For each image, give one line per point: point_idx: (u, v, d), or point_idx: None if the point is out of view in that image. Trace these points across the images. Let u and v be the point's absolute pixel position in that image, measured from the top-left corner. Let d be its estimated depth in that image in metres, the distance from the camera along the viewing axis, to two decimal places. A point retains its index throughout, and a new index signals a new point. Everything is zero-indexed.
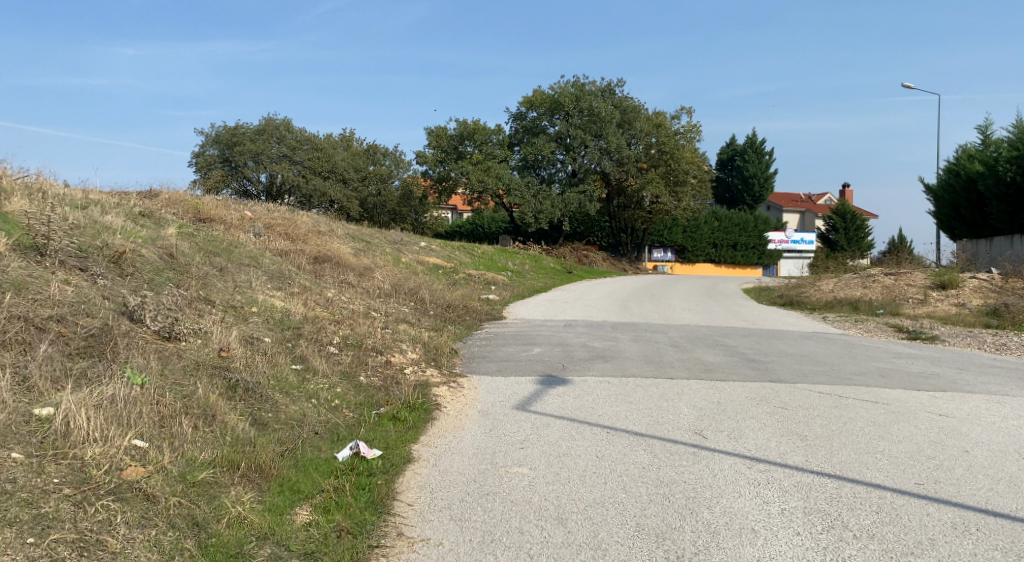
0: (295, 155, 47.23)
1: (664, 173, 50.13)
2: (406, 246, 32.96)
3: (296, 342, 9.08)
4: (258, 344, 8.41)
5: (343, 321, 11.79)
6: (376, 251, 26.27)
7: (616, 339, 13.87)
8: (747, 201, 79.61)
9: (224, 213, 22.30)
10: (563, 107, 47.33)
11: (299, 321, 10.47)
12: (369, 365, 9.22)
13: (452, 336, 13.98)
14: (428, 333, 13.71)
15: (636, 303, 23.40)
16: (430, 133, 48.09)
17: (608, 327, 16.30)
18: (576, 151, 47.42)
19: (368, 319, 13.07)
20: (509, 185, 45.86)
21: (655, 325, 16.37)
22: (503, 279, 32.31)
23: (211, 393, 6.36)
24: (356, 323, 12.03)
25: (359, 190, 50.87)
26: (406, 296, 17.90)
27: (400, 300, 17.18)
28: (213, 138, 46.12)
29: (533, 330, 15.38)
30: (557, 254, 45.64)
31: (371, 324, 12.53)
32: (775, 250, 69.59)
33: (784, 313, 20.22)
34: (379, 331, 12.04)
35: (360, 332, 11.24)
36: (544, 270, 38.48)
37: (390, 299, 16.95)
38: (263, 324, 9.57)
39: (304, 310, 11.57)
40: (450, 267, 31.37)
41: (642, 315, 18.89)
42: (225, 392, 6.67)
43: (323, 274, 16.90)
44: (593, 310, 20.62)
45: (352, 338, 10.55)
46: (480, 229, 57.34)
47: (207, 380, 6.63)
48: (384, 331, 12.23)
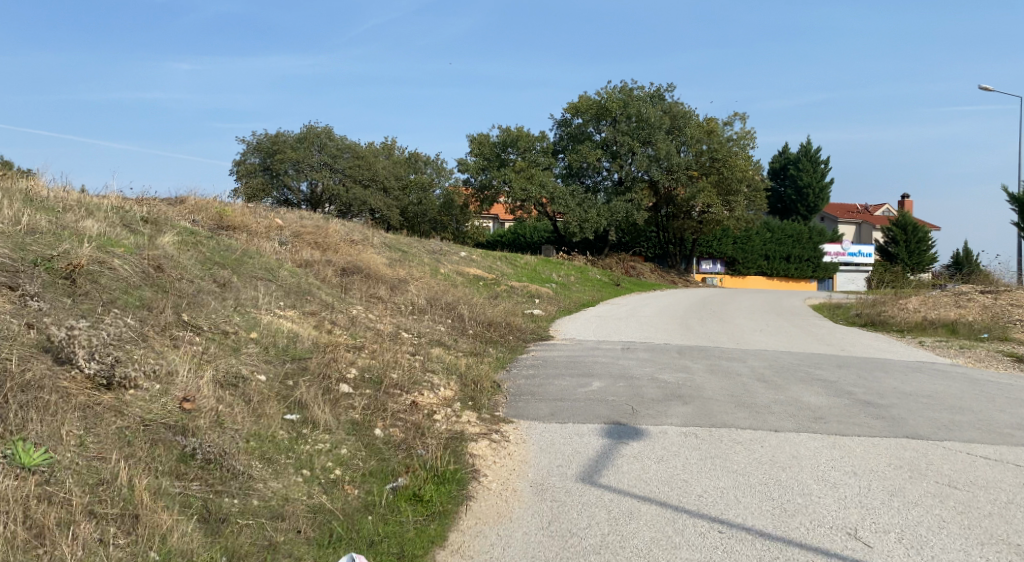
0: (337, 164, 45.66)
1: (716, 181, 47.72)
2: (445, 256, 31.08)
3: (299, 382, 7.06)
4: (242, 386, 6.36)
5: (364, 348, 9.79)
6: (413, 262, 24.38)
7: (688, 368, 11.74)
8: (801, 211, 76.84)
9: (250, 219, 20.57)
10: (610, 112, 45.19)
11: (306, 349, 8.43)
12: (389, 412, 7.17)
13: (494, 362, 11.94)
14: (465, 359, 11.69)
15: (697, 321, 21.19)
16: (471, 140, 46.30)
17: (674, 353, 14.17)
18: (624, 159, 45.15)
19: (397, 344, 11.04)
20: (552, 193, 43.78)
21: (730, 352, 14.19)
22: (549, 292, 30.28)
23: (136, 480, 4.74)
24: (381, 349, 10.03)
25: (400, 199, 49.16)
26: (442, 313, 15.93)
27: (436, 318, 15.18)
28: (254, 146, 44.65)
29: (589, 356, 13.31)
30: (603, 265, 43.43)
31: (398, 349, 10.51)
32: (831, 263, 66.66)
33: (869, 337, 17.92)
34: (406, 358, 10.05)
35: (383, 362, 9.21)
36: (590, 283, 36.36)
37: (424, 316, 14.97)
38: (259, 355, 7.54)
39: (316, 333, 9.56)
40: (493, 279, 29.41)
41: (709, 337, 16.70)
42: (167, 472, 4.92)
43: (350, 287, 14.98)
44: (651, 330, 18.50)
45: (371, 372, 8.55)
46: (522, 239, 55.48)
47: (137, 444, 5.01)
48: (413, 359, 10.19)
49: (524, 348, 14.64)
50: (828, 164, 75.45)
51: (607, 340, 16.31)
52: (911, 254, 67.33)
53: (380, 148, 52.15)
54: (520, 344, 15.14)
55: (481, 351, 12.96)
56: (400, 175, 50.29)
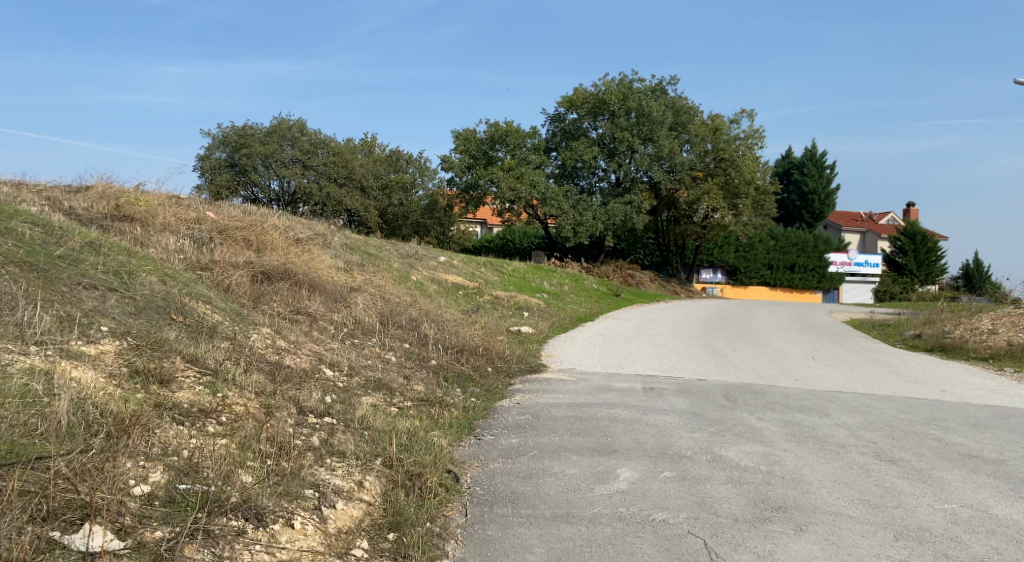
0: (312, 161, 41.23)
1: (722, 183, 43.57)
2: (421, 261, 26.75)
3: None
4: None
5: (216, 418, 5.56)
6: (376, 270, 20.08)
7: (762, 437, 7.57)
8: (805, 218, 72.99)
9: (169, 205, 16.19)
10: (608, 106, 40.92)
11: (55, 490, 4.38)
12: None
13: (458, 422, 7.69)
14: (408, 419, 7.44)
15: (726, 344, 17.08)
16: (457, 135, 41.95)
17: (719, 399, 10.00)
18: (622, 157, 40.91)
19: (297, 397, 6.73)
20: (544, 194, 39.48)
21: (800, 404, 9.98)
22: (540, 304, 26.19)
23: None
24: (251, 415, 5.76)
25: (380, 200, 44.66)
26: (397, 335, 11.66)
27: (387, 341, 10.98)
28: (219, 139, 40.04)
29: (605, 404, 9.09)
30: (600, 273, 39.32)
31: (289, 410, 6.27)
32: (838, 273, 62.64)
33: (957, 374, 13.85)
34: (299, 431, 5.81)
35: (235, 458, 5.06)
36: (586, 292, 32.25)
37: (366, 339, 10.68)
38: None
39: (123, 400, 5.28)
40: (474, 288, 25.32)
41: (756, 374, 12.61)
42: None
43: (265, 295, 10.66)
44: (670, 357, 14.45)
45: (189, 501, 4.60)
46: (511, 244, 51.38)
47: None
48: (309, 430, 5.93)
49: (505, 387, 10.39)
50: (833, 169, 71.68)
51: (619, 374, 12.14)
52: (920, 264, 65.26)
53: (359, 145, 47.71)
54: (502, 380, 10.90)
55: (442, 397, 8.72)
56: (380, 174, 45.81)
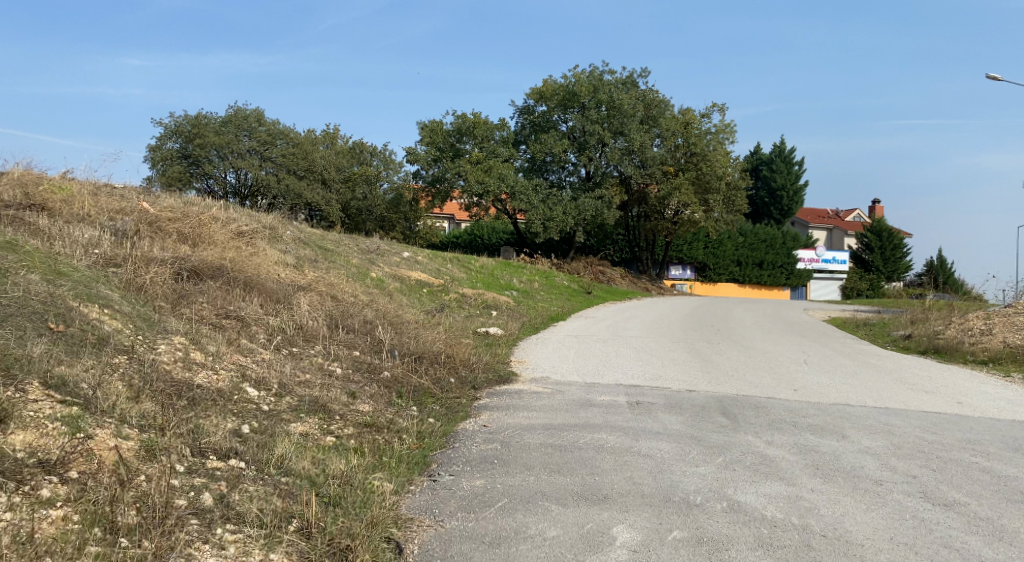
0: (269, 152, 39.71)
1: (693, 179, 42.39)
2: (382, 257, 25.21)
3: None
4: None
5: (54, 481, 4.48)
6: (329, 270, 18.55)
7: (786, 474, 6.18)
8: (774, 215, 72.30)
9: (96, 192, 14.55)
10: (578, 98, 39.48)
11: None
12: None
13: (411, 455, 6.23)
14: (345, 454, 5.97)
15: (709, 347, 15.85)
16: (422, 127, 40.29)
17: (716, 417, 8.66)
18: (593, 150, 39.51)
19: (187, 414, 5.67)
20: (513, 187, 37.95)
21: (809, 422, 8.64)
22: (509, 302, 24.81)
23: None
24: (108, 476, 4.64)
25: (342, 193, 42.91)
26: (345, 341, 10.16)
27: (332, 349, 9.48)
28: (171, 128, 38.14)
29: (587, 426, 7.68)
30: (570, 270, 38.00)
31: (175, 459, 4.99)
32: (806, 268, 61.79)
33: (964, 383, 12.69)
34: (172, 490, 4.68)
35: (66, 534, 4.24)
36: (557, 290, 30.92)
37: (308, 346, 9.18)
38: None
39: None
40: (439, 286, 23.94)
41: (750, 383, 11.36)
42: None
43: (189, 293, 9.08)
44: (651, 362, 13.20)
45: None
46: (478, 240, 49.89)
47: None
48: (195, 489, 4.80)
49: (470, 402, 8.97)
50: (802, 165, 70.98)
51: (598, 384, 10.81)
52: (887, 262, 65.23)
53: (320, 136, 45.87)
54: (467, 393, 9.46)
55: (392, 419, 7.27)
56: (342, 166, 44.03)
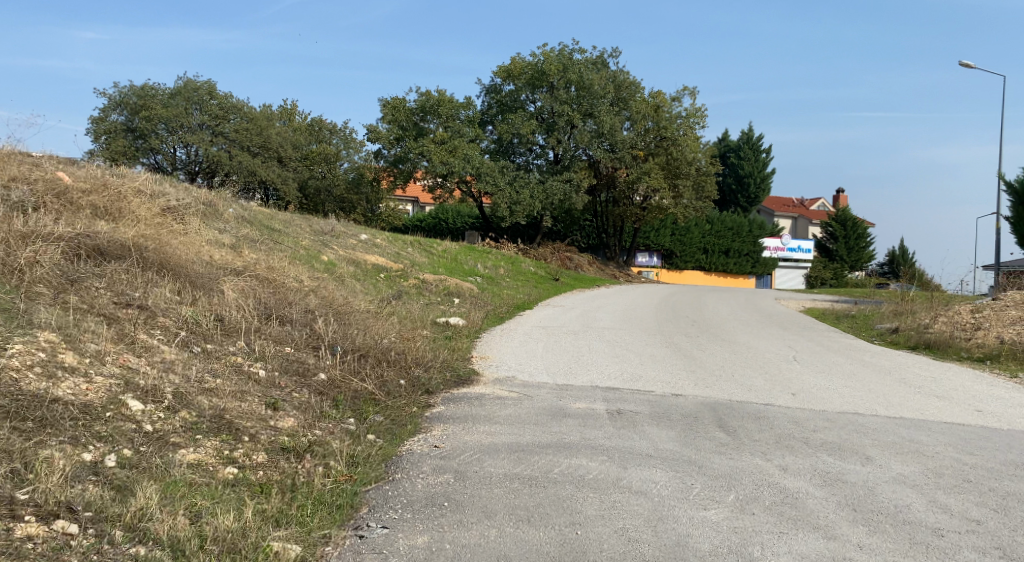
0: (222, 128, 37.61)
1: (662, 163, 41.15)
2: (336, 240, 23.60)
3: None
4: None
5: None
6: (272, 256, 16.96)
7: (826, 525, 4.82)
8: (740, 202, 71.37)
9: (6, 159, 12.84)
10: (547, 77, 37.83)
11: None
12: None
13: (331, 509, 4.96)
14: (232, 508, 4.82)
15: (689, 342, 14.59)
16: (384, 104, 38.41)
17: (713, 433, 7.32)
18: (561, 132, 38.01)
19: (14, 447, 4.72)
20: (479, 169, 36.19)
21: (822, 439, 7.31)
22: (472, 288, 23.38)
23: None
24: None
25: (298, 172, 40.92)
26: (276, 335, 8.65)
27: (257, 345, 7.98)
28: (116, 100, 36.14)
29: (563, 446, 6.29)
30: (537, 256, 36.54)
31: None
32: (771, 257, 60.76)
33: (972, 385, 11.49)
34: None
35: None
36: (523, 276, 29.53)
37: (227, 343, 7.66)
38: None
39: None
40: (397, 272, 22.44)
41: (740, 385, 10.09)
42: None
43: (81, 276, 7.50)
44: (628, 359, 11.97)
45: None
46: (442, 224, 48.28)
47: None
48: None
49: (420, 414, 7.55)
50: (769, 153, 70.11)
51: (570, 388, 9.49)
52: (850, 251, 65.07)
53: (276, 112, 43.96)
54: (417, 402, 8.05)
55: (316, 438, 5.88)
56: (299, 144, 42.03)
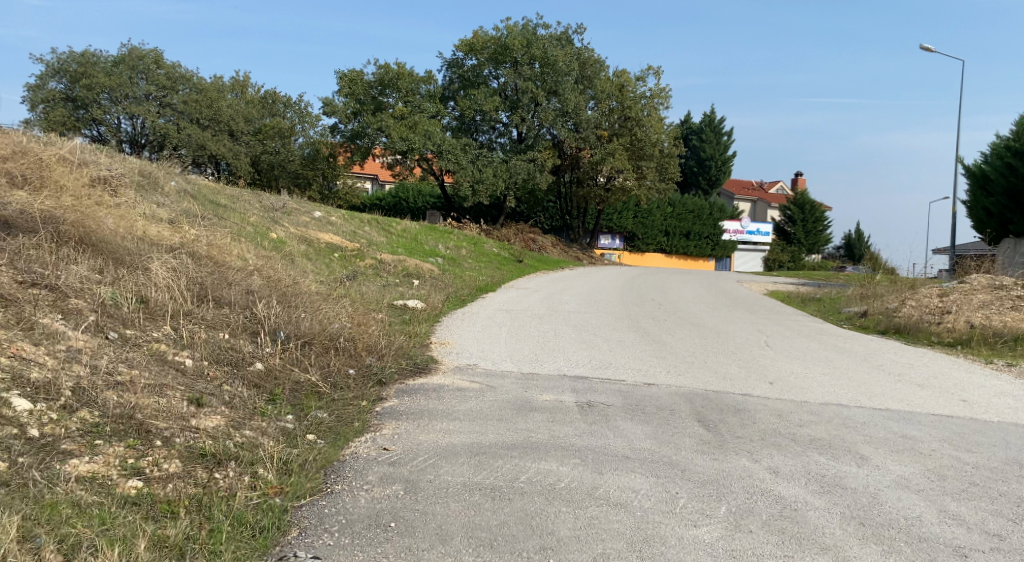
0: (169, 99, 38.34)
1: (627, 144, 40.60)
2: (289, 218, 22.69)
3: None
4: None
5: None
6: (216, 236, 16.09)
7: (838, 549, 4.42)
8: (702, 185, 71.14)
9: None
10: (510, 52, 36.96)
11: None
12: None
13: (254, 533, 4.60)
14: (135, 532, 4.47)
15: (657, 326, 14.06)
16: (341, 77, 37.22)
17: (692, 427, 6.67)
18: (525, 110, 37.21)
19: None
20: (440, 145, 35.25)
21: (811, 437, 6.67)
22: (432, 269, 22.65)
23: None
24: None
25: (251, 146, 39.91)
26: (209, 323, 7.84)
27: (187, 331, 7.28)
28: (55, 67, 36.72)
29: (533, 447, 5.67)
30: (500, 237, 35.77)
31: None
32: (728, 240, 60.18)
33: (953, 371, 10.98)
34: None
35: None
36: (485, 257, 28.83)
37: (151, 327, 6.92)
38: None
39: None
40: (354, 251, 21.64)
41: (716, 373, 9.49)
42: None
43: None
44: (596, 346, 11.39)
45: None
46: (402, 203, 47.34)
47: None
48: None
49: (370, 411, 6.83)
50: (732, 136, 69.87)
51: (534, 380, 8.80)
52: (808, 234, 65.38)
53: (229, 84, 42.74)
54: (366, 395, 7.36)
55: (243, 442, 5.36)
56: (252, 118, 40.96)
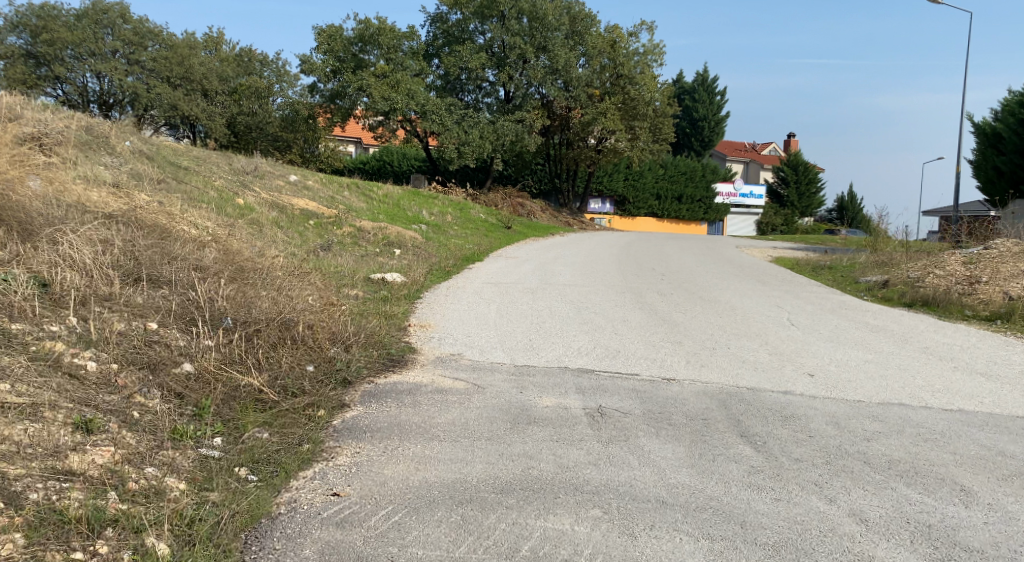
0: (138, 56, 36.60)
1: (619, 104, 38.90)
2: (260, 183, 21.10)
3: None
4: None
5: None
6: (172, 207, 14.54)
7: None
8: (694, 146, 69.39)
9: None
10: (497, 6, 35.04)
11: None
12: None
13: None
14: None
15: (663, 302, 12.74)
16: (320, 33, 35.22)
17: (735, 448, 5.25)
18: (513, 68, 35.41)
19: None
20: (424, 106, 33.69)
21: (899, 452, 5.22)
22: (414, 237, 21.15)
23: None
24: None
25: (226, 106, 38.34)
26: (137, 338, 6.53)
27: (101, 349, 6.10)
28: (14, 21, 34.84)
29: (540, 489, 4.72)
30: (486, 202, 34.22)
31: None
32: (721, 203, 58.48)
33: (1003, 347, 9.59)
34: None
35: None
36: (471, 223, 27.26)
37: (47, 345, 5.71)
38: None
39: None
40: (330, 218, 20.10)
41: (745, 364, 8.07)
42: None
43: None
44: (600, 329, 10.07)
45: None
46: (386, 166, 45.57)
47: None
48: None
49: (318, 442, 5.29)
50: (724, 95, 68.02)
51: (528, 379, 7.28)
52: (801, 197, 63.97)
53: (202, 42, 40.70)
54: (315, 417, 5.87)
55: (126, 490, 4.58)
56: (227, 76, 39.23)
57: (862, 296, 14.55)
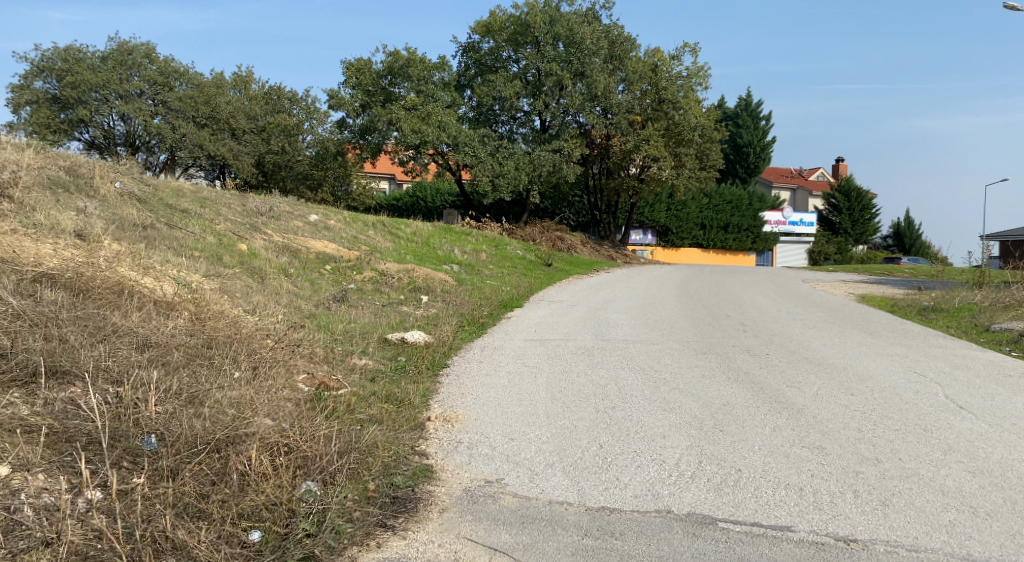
0: (164, 96, 34.64)
1: (663, 129, 36.12)
2: (273, 224, 18.51)
3: None
4: None
5: None
6: (150, 256, 11.97)
7: None
8: (739, 173, 66.20)
9: None
10: (532, 31, 32.43)
11: None
12: None
13: None
14: None
15: (759, 367, 9.83)
16: (346, 66, 32.92)
17: None
18: (550, 96, 32.63)
19: None
20: (456, 138, 30.92)
21: None
22: (444, 279, 18.43)
23: None
24: None
25: (254, 144, 36.08)
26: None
27: None
28: (39, 65, 33.20)
29: None
30: (524, 237, 31.50)
31: None
32: (771, 232, 55.17)
33: None
34: None
35: None
36: (508, 261, 24.49)
37: None
38: None
39: None
40: (349, 261, 17.45)
41: (949, 498, 5.16)
42: None
43: None
44: (698, 421, 7.14)
45: None
46: (419, 203, 43.05)
47: None
48: None
49: None
50: (769, 119, 64.97)
51: (615, 552, 4.61)
52: (854, 223, 60.54)
53: (229, 80, 38.65)
54: None
55: None
56: (254, 115, 37.02)
57: (1010, 352, 11.41)
